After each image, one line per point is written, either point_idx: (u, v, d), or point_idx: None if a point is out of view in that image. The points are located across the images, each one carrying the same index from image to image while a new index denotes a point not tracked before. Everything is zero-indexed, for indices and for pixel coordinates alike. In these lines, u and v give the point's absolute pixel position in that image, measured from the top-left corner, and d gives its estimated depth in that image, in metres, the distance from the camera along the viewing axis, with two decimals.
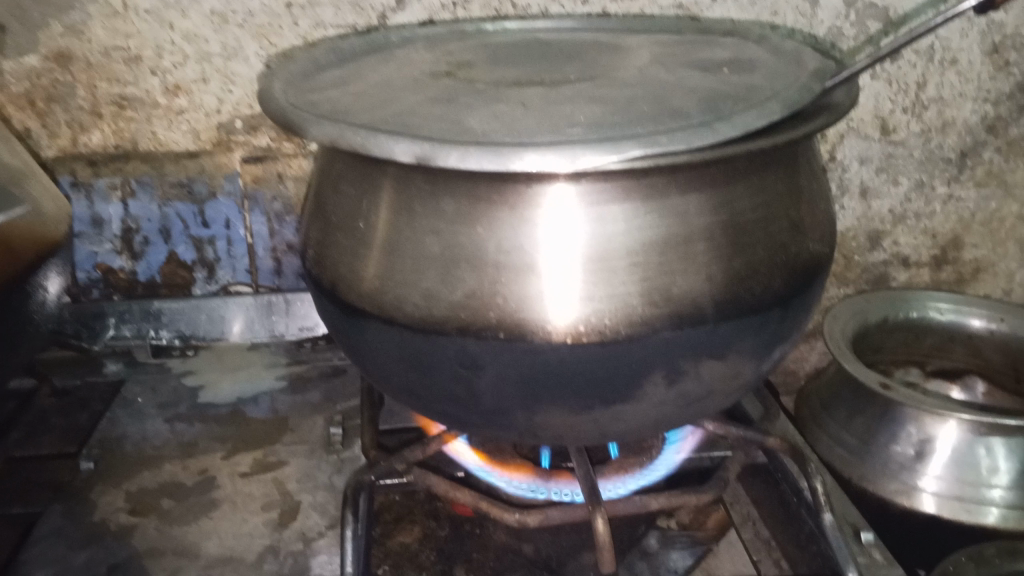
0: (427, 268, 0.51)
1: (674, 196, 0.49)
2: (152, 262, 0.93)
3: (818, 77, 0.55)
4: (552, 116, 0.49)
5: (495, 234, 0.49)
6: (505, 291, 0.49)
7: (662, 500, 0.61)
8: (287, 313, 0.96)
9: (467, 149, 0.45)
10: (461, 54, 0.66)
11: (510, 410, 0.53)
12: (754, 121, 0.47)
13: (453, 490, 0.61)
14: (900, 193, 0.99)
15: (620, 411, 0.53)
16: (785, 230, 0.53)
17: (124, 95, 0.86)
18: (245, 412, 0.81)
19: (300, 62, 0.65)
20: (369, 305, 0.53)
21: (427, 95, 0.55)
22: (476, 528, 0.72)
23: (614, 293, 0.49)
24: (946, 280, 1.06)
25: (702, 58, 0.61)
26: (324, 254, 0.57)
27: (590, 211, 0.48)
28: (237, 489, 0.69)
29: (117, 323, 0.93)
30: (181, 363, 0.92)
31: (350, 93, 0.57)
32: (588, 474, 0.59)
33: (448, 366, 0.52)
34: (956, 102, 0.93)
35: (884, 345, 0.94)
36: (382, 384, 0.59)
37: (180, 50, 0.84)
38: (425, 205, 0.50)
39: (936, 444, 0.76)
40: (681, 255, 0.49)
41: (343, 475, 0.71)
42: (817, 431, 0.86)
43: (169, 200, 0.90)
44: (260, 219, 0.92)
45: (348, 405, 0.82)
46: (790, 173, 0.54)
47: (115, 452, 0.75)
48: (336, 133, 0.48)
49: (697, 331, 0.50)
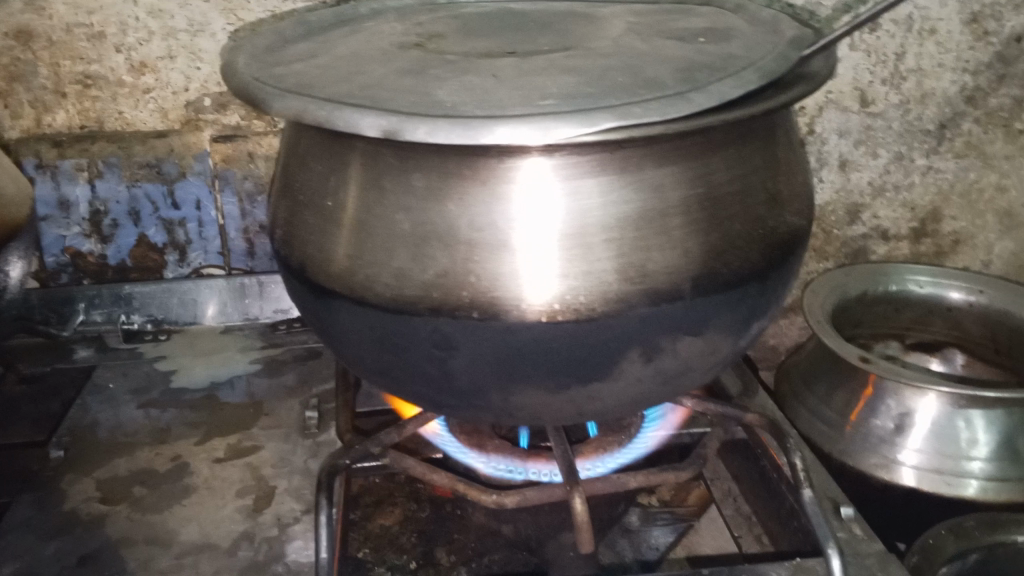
0: (397, 246, 0.49)
1: (649, 169, 0.47)
2: (122, 245, 0.91)
3: (795, 45, 0.53)
4: (524, 88, 0.48)
5: (467, 211, 0.48)
6: (477, 269, 0.48)
7: (642, 478, 0.59)
8: (260, 296, 0.94)
9: (435, 123, 0.44)
10: (431, 26, 0.64)
11: (486, 390, 0.52)
12: (730, 90, 0.46)
13: (428, 472, 0.59)
14: (878, 165, 0.98)
15: (598, 389, 0.52)
16: (763, 203, 0.52)
17: (88, 73, 0.83)
18: (219, 396, 0.80)
19: (266, 35, 0.64)
20: (339, 285, 0.52)
21: (395, 67, 0.53)
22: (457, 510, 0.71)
23: (590, 269, 0.48)
24: (925, 253, 1.06)
25: (677, 27, 0.60)
26: (292, 234, 0.55)
27: (563, 185, 0.47)
28: (211, 475, 0.68)
29: (87, 308, 0.91)
30: (154, 348, 0.90)
31: (316, 66, 0.55)
32: (566, 455, 0.58)
33: (422, 347, 0.51)
34: (934, 72, 0.92)
35: (863, 319, 0.94)
36: (355, 366, 0.58)
37: (145, 26, 0.82)
38: (395, 182, 0.49)
39: (915, 417, 0.75)
40: (657, 230, 0.48)
41: (319, 458, 0.69)
42: (798, 406, 0.85)
43: (138, 181, 0.88)
44: (231, 199, 0.91)
45: (324, 388, 0.80)
46: (767, 144, 0.53)
47: (86, 439, 0.73)
48: (301, 108, 0.47)
49: (675, 307, 0.49)
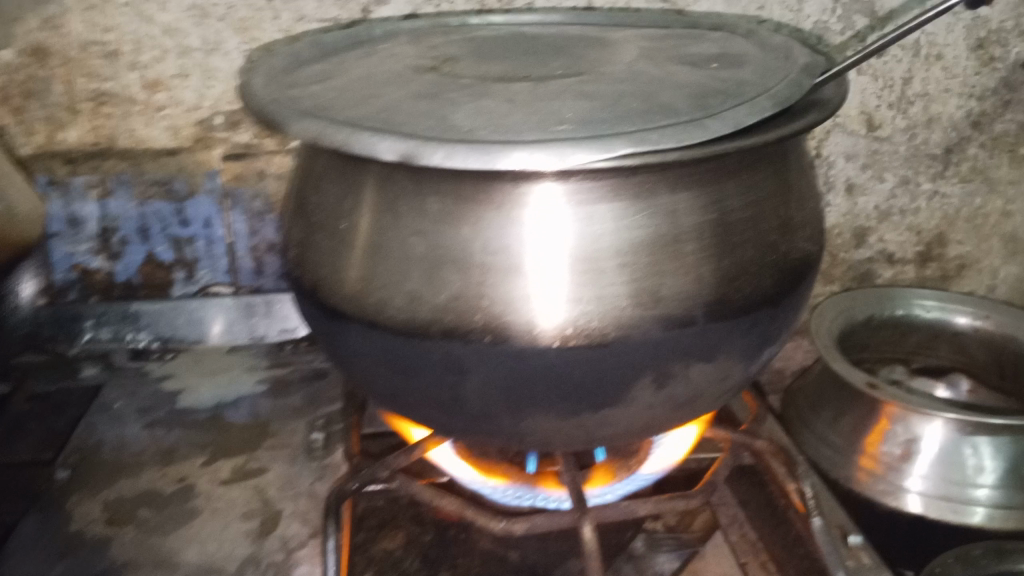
0: (411, 269, 0.50)
1: (662, 196, 0.48)
2: (130, 263, 0.92)
3: (808, 72, 0.54)
4: (539, 113, 0.48)
5: (481, 235, 0.48)
6: (491, 293, 0.48)
7: (649, 506, 0.61)
8: (267, 314, 0.95)
9: (453, 148, 0.44)
10: (444, 48, 0.64)
11: (497, 414, 0.52)
12: (744, 117, 0.46)
13: (436, 497, 0.60)
14: (885, 190, 0.98)
15: (608, 414, 0.52)
16: (775, 229, 0.52)
17: (102, 91, 0.84)
18: (226, 417, 0.80)
19: (280, 56, 0.64)
20: (352, 308, 0.52)
21: (411, 90, 0.53)
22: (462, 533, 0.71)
23: (602, 294, 0.48)
24: (931, 277, 1.06)
25: (691, 53, 0.60)
26: (305, 255, 0.56)
27: (577, 211, 0.47)
28: (218, 497, 0.68)
29: (94, 326, 0.92)
30: (160, 366, 0.90)
31: (332, 88, 0.55)
32: (575, 480, 0.59)
33: (434, 370, 0.51)
34: (942, 97, 0.92)
35: (870, 343, 0.94)
36: (365, 388, 0.58)
37: (159, 44, 0.82)
38: (410, 205, 0.49)
39: (921, 443, 0.75)
40: (670, 256, 0.48)
41: (326, 482, 0.69)
42: (804, 430, 0.85)
43: (148, 199, 0.89)
44: (240, 217, 0.91)
45: (330, 409, 0.80)
46: (779, 170, 0.53)
47: (93, 459, 0.73)
48: (318, 130, 0.47)
49: (686, 333, 0.49)
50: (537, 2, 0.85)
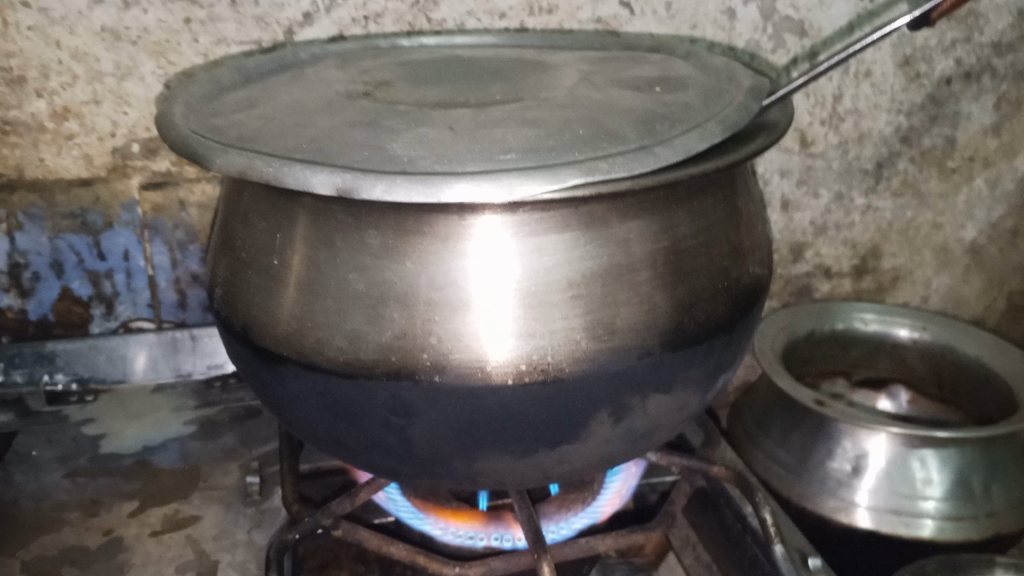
0: (351, 308, 0.47)
1: (614, 224, 0.46)
2: (44, 299, 0.86)
3: (753, 93, 0.53)
4: (482, 141, 0.46)
5: (425, 270, 0.45)
6: (438, 330, 0.46)
7: (610, 542, 0.59)
8: (193, 350, 0.90)
9: (394, 180, 0.41)
10: (377, 72, 0.62)
11: (447, 457, 0.50)
12: (695, 143, 0.45)
13: (385, 544, 0.56)
14: (820, 205, 0.99)
15: (565, 452, 0.50)
16: (727, 255, 0.51)
17: (7, 119, 0.79)
18: (153, 462, 0.75)
19: (201, 83, 0.60)
20: (288, 349, 0.49)
21: (344, 117, 0.51)
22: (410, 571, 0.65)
23: (555, 329, 0.46)
24: (867, 290, 1.07)
25: (632, 75, 0.59)
26: (235, 293, 0.52)
27: (526, 242, 0.45)
28: (147, 552, 0.63)
29: (7, 368, 0.85)
30: (80, 411, 0.84)
31: (258, 117, 0.52)
32: (530, 519, 0.56)
33: (379, 413, 0.48)
34: (871, 113, 0.93)
35: (812, 358, 0.94)
36: (303, 433, 0.54)
37: (69, 69, 0.77)
38: (347, 240, 0.46)
39: (870, 459, 0.75)
40: (624, 286, 0.46)
41: (262, 530, 0.65)
42: (752, 450, 0.84)
43: (61, 233, 0.83)
44: (161, 249, 0.87)
45: (264, 450, 0.76)
46: (729, 194, 0.51)
47: (7, 515, 0.68)
48: (246, 163, 0.44)
49: (643, 366, 0.48)
50: (468, 23, 0.83)
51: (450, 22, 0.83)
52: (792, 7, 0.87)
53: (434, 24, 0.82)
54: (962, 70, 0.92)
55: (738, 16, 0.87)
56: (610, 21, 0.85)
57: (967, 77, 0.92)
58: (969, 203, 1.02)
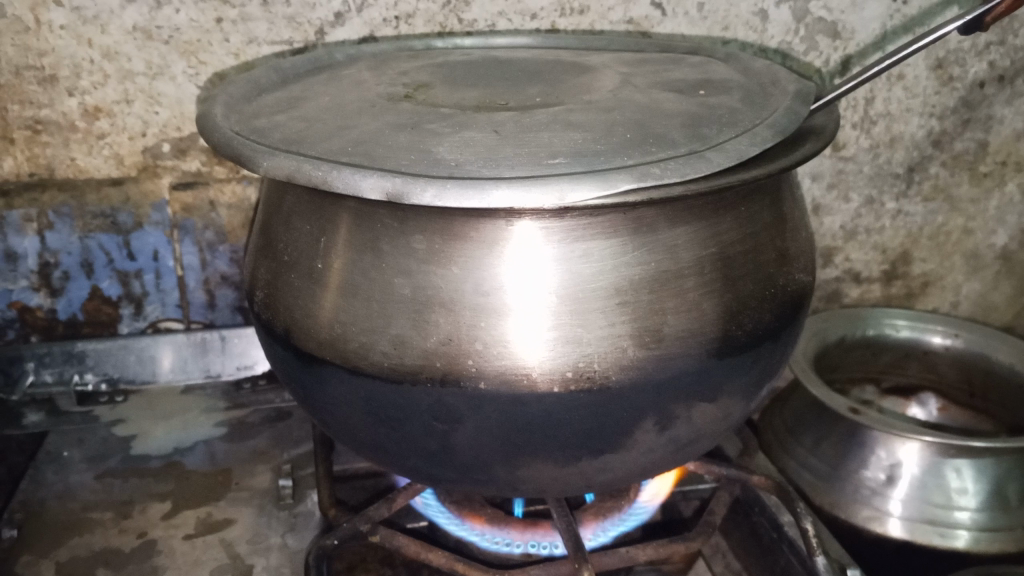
0: (396, 313, 0.46)
1: (662, 230, 0.45)
2: (73, 299, 0.86)
3: (801, 97, 0.52)
4: (530, 144, 0.46)
5: (472, 275, 0.45)
6: (484, 336, 0.45)
7: (650, 551, 0.59)
8: (223, 351, 0.90)
9: (444, 185, 0.41)
10: (415, 74, 0.61)
11: (490, 464, 0.49)
12: (747, 148, 0.44)
13: (423, 551, 0.56)
14: (850, 209, 0.98)
15: (608, 460, 0.50)
16: (774, 261, 0.50)
17: (38, 118, 0.79)
18: (183, 463, 0.75)
19: (239, 83, 0.60)
20: (330, 353, 0.49)
21: (387, 120, 0.50)
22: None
23: (602, 335, 0.45)
24: (896, 296, 1.06)
25: (675, 78, 0.58)
26: (276, 297, 0.52)
27: (574, 248, 0.44)
28: (181, 555, 0.63)
29: (36, 368, 0.85)
30: (110, 411, 0.84)
31: (300, 118, 0.52)
32: (570, 528, 0.55)
33: (422, 419, 0.48)
34: (903, 116, 0.92)
35: (842, 364, 0.93)
36: (343, 437, 0.54)
37: (100, 69, 0.77)
38: (393, 244, 0.46)
39: (904, 468, 0.74)
40: (673, 293, 0.46)
41: (297, 533, 0.65)
42: (784, 456, 0.83)
43: (91, 233, 0.84)
44: (191, 249, 0.87)
45: (296, 453, 0.76)
46: (776, 200, 0.51)
47: (40, 515, 0.68)
48: (294, 167, 0.43)
49: (689, 375, 0.47)
50: (499, 24, 0.82)
51: (481, 23, 0.82)
52: (824, 9, 0.86)
53: (464, 25, 0.82)
54: (996, 74, 0.91)
55: (770, 17, 0.86)
56: (642, 22, 0.84)
57: (1000, 81, 0.91)
58: (1001, 208, 1.00)
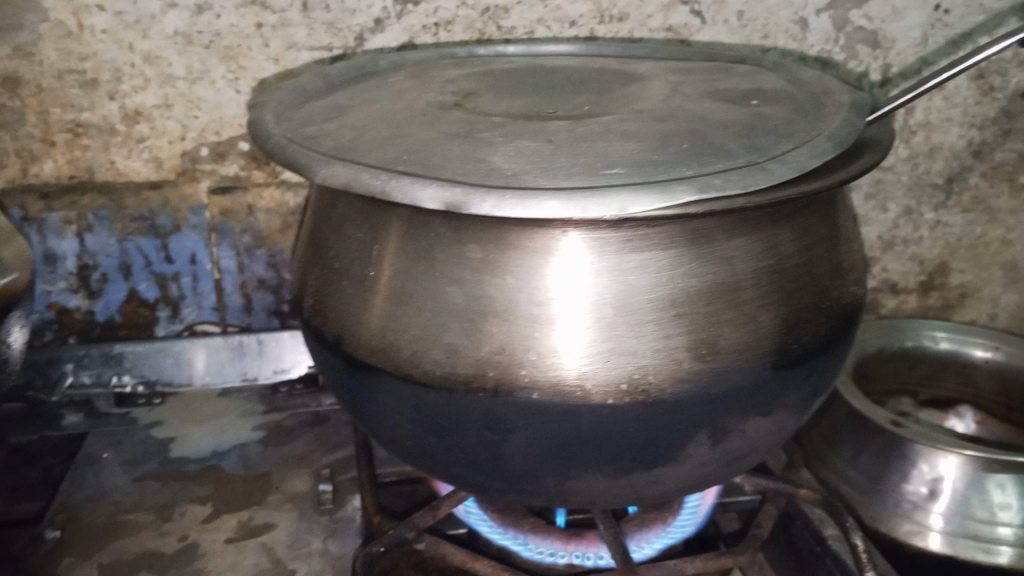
0: (449, 322, 0.46)
1: (720, 241, 0.45)
2: (111, 301, 0.87)
3: (857, 108, 0.51)
4: (586, 153, 0.45)
5: (527, 285, 0.45)
6: (538, 346, 0.45)
7: (698, 564, 0.59)
8: (260, 355, 0.90)
9: (503, 196, 0.40)
10: (462, 82, 0.61)
11: (540, 475, 0.49)
12: (808, 159, 0.43)
13: (470, 559, 0.56)
14: (888, 219, 0.97)
15: (659, 472, 0.49)
16: (829, 273, 0.50)
17: (79, 121, 0.79)
18: (221, 466, 0.75)
19: (287, 90, 0.60)
20: (381, 361, 0.49)
21: (439, 129, 0.50)
22: None
23: (658, 348, 0.45)
24: (933, 307, 1.05)
25: (726, 88, 0.57)
26: (327, 304, 0.52)
27: (632, 258, 0.44)
28: (221, 560, 0.63)
29: (75, 369, 0.86)
30: (148, 413, 0.85)
31: (351, 126, 0.52)
32: (617, 539, 0.56)
33: (473, 429, 0.48)
34: (942, 126, 0.91)
35: (878, 375, 0.92)
36: (390, 445, 0.54)
37: (141, 73, 0.78)
38: (448, 253, 0.46)
39: (946, 483, 0.73)
40: (730, 305, 0.45)
41: (338, 540, 0.65)
42: (822, 468, 0.83)
43: (129, 235, 0.84)
44: (228, 253, 0.87)
45: (334, 458, 0.76)
46: (831, 213, 0.50)
47: (80, 518, 0.68)
48: (351, 176, 0.43)
49: (744, 388, 0.47)
50: (538, 31, 0.82)
51: (520, 30, 0.82)
52: (865, 17, 0.85)
53: (503, 32, 0.82)
54: None
55: (810, 26, 0.85)
56: (681, 29, 0.84)
57: None
58: None
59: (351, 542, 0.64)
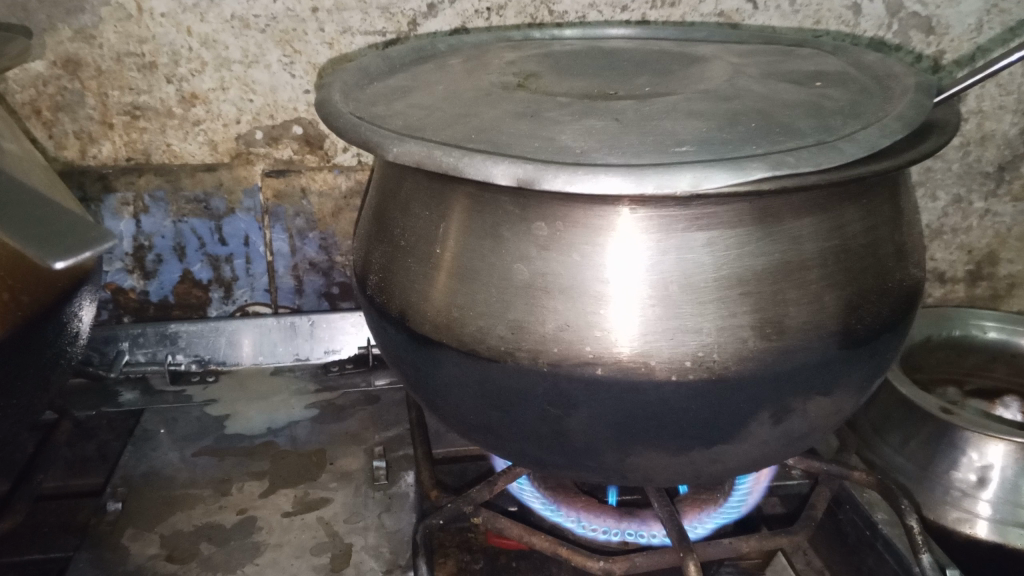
0: (515, 298, 0.47)
1: (787, 221, 0.45)
2: (165, 281, 0.89)
3: (924, 89, 0.51)
4: (653, 132, 0.45)
5: (592, 263, 0.45)
6: (602, 323, 0.46)
7: (753, 544, 0.60)
8: (311, 336, 0.91)
9: (574, 171, 0.41)
10: (522, 64, 0.61)
11: (601, 451, 0.50)
12: (878, 139, 0.43)
13: (526, 534, 0.57)
14: (937, 208, 0.97)
15: (720, 451, 0.50)
16: (892, 255, 0.50)
17: (137, 104, 0.80)
18: (276, 444, 0.77)
19: (351, 71, 0.61)
20: (445, 337, 0.49)
21: (505, 108, 0.50)
22: (516, 561, 0.65)
23: (724, 326, 0.45)
24: (981, 296, 1.05)
25: (789, 70, 0.58)
26: (391, 281, 0.53)
27: (698, 236, 0.44)
28: (280, 533, 0.64)
29: (131, 348, 0.88)
30: (201, 391, 0.86)
31: (417, 106, 0.52)
32: (672, 517, 0.57)
33: (537, 405, 0.48)
34: (995, 114, 0.90)
35: (924, 364, 0.92)
36: (450, 420, 0.55)
37: (198, 56, 0.79)
38: (514, 230, 0.46)
39: (996, 471, 0.73)
40: (795, 284, 0.46)
41: (393, 515, 0.66)
42: (870, 455, 0.82)
43: (184, 216, 0.86)
44: (281, 235, 0.88)
45: (387, 436, 0.77)
46: (894, 195, 0.51)
47: (140, 491, 0.69)
48: (424, 153, 0.44)
49: (809, 366, 0.47)
50: (590, 16, 0.82)
51: (572, 14, 0.82)
52: (919, 3, 0.84)
53: (555, 16, 0.82)
54: None
55: (863, 12, 0.84)
56: (732, 15, 0.84)
57: None
58: None
59: (406, 517, 0.65)
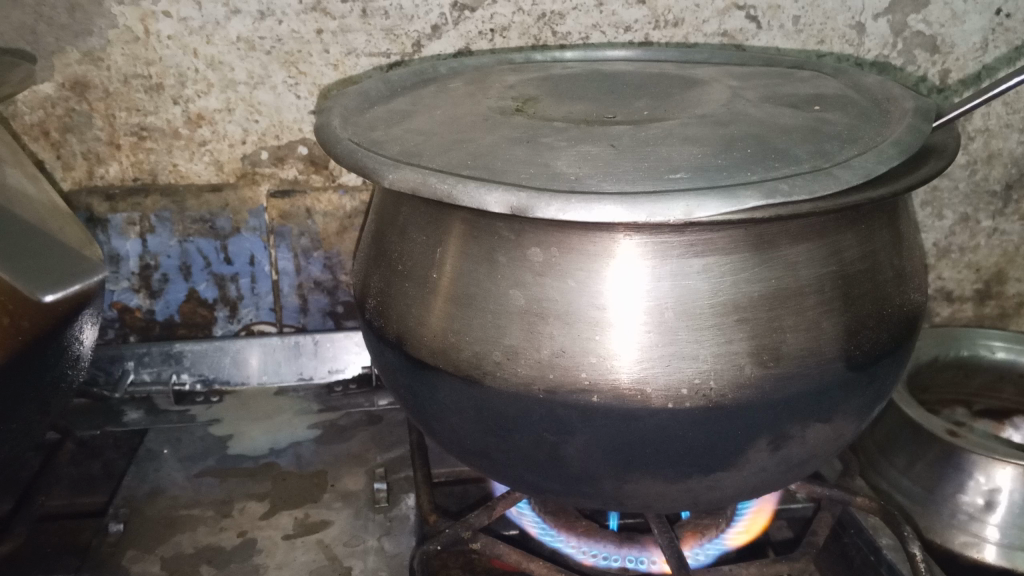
0: (509, 324, 0.47)
1: (784, 247, 0.45)
2: (170, 301, 0.90)
3: (923, 113, 0.51)
4: (649, 158, 0.45)
5: (587, 289, 0.45)
6: (599, 349, 0.45)
7: (754, 570, 0.59)
8: (316, 355, 0.92)
9: (568, 200, 0.40)
10: (521, 87, 0.62)
11: (598, 477, 0.49)
12: (874, 166, 0.43)
13: (524, 560, 0.57)
14: (944, 226, 0.96)
15: (719, 478, 0.50)
16: (891, 281, 0.50)
17: (144, 125, 0.81)
18: (279, 464, 0.77)
19: (352, 95, 0.61)
20: (442, 362, 0.49)
21: (502, 134, 0.51)
22: None
23: (720, 353, 0.45)
24: (989, 316, 1.04)
25: (787, 93, 0.58)
26: (389, 304, 0.53)
27: (695, 262, 0.44)
28: (280, 555, 0.64)
29: (136, 367, 0.88)
30: (206, 410, 0.86)
31: (415, 131, 0.53)
32: (672, 543, 0.57)
33: (533, 431, 0.48)
34: (1002, 132, 0.90)
35: (932, 384, 0.92)
36: (448, 444, 0.55)
37: (204, 78, 0.80)
38: (509, 256, 0.46)
39: (1004, 495, 0.72)
40: (792, 310, 0.46)
41: (393, 538, 0.66)
42: (875, 477, 0.82)
43: (190, 236, 0.86)
44: (286, 254, 0.89)
45: (389, 457, 0.77)
46: (893, 219, 0.50)
47: (141, 512, 0.70)
48: (419, 180, 0.44)
49: (807, 393, 0.47)
50: (593, 37, 0.83)
51: (575, 35, 0.82)
52: (924, 22, 0.84)
53: (559, 37, 0.82)
54: None
55: (868, 31, 0.84)
56: (736, 35, 0.84)
57: None
58: None
59: (405, 540, 0.65)
